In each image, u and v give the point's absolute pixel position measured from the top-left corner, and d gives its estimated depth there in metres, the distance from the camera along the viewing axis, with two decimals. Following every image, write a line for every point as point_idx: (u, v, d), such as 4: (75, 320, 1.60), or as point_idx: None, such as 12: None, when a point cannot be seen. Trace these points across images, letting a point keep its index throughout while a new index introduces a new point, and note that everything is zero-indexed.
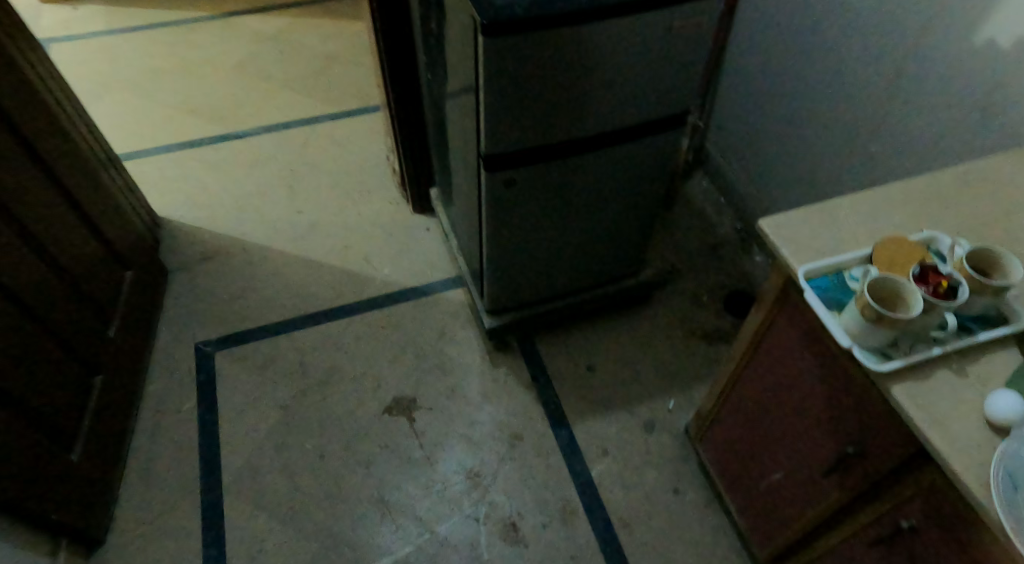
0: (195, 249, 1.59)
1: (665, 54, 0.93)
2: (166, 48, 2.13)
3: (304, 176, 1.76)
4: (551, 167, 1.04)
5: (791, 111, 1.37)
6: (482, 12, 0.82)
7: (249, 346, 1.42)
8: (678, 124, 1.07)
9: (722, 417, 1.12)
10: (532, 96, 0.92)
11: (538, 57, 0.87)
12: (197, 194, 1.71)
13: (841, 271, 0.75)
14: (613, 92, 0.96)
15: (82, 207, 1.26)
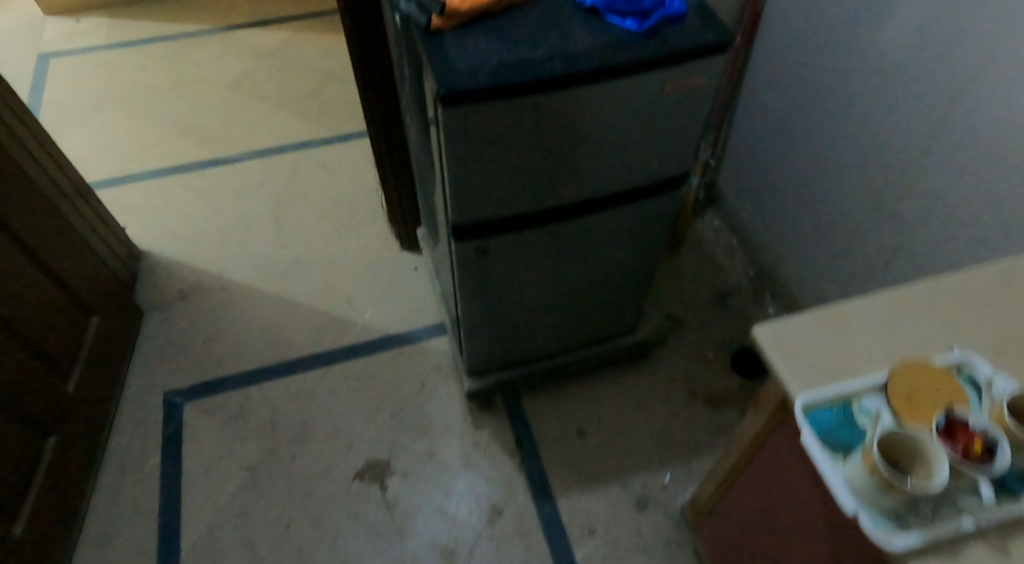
0: (173, 287, 1.51)
1: (656, 117, 0.81)
2: (163, 63, 2.07)
3: (290, 206, 1.67)
4: (528, 235, 0.92)
5: (816, 151, 1.24)
6: (439, 77, 0.71)
7: (220, 397, 1.34)
8: (674, 188, 0.94)
9: (719, 508, 1.00)
10: (502, 166, 0.81)
11: (508, 126, 0.76)
12: (180, 225, 1.64)
13: (849, 400, 0.62)
14: (597, 158, 0.84)
15: (40, 253, 1.18)
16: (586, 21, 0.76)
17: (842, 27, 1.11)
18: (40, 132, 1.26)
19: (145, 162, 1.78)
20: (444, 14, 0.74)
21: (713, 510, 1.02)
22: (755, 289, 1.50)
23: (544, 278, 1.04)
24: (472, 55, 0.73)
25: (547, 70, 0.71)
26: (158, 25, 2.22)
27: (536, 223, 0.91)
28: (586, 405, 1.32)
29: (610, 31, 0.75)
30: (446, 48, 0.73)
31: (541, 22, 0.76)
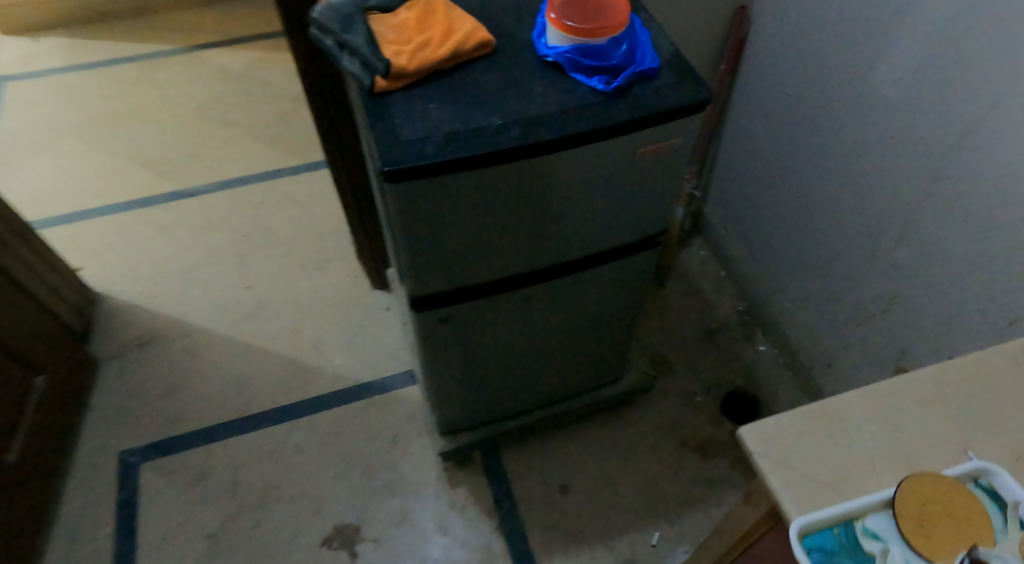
0: (131, 334, 1.43)
1: (630, 180, 0.74)
2: (122, 88, 1.97)
3: (255, 242, 1.59)
4: (495, 301, 0.85)
5: (812, 182, 1.18)
6: (383, 150, 0.63)
7: (179, 457, 1.26)
8: (652, 246, 0.87)
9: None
10: (460, 238, 0.73)
11: (465, 197, 0.68)
12: (138, 265, 1.55)
13: (853, 519, 0.55)
14: (567, 221, 0.76)
15: None
16: (549, 79, 0.68)
17: (841, 55, 1.04)
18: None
19: (102, 196, 1.68)
20: (390, 75, 0.66)
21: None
22: (745, 324, 1.43)
23: (516, 338, 0.96)
24: (420, 121, 0.64)
25: (505, 139, 0.64)
26: (117, 45, 2.12)
27: (503, 288, 0.83)
28: (568, 457, 1.24)
29: (575, 89, 0.67)
30: (391, 113, 0.65)
31: (500, 80, 0.68)
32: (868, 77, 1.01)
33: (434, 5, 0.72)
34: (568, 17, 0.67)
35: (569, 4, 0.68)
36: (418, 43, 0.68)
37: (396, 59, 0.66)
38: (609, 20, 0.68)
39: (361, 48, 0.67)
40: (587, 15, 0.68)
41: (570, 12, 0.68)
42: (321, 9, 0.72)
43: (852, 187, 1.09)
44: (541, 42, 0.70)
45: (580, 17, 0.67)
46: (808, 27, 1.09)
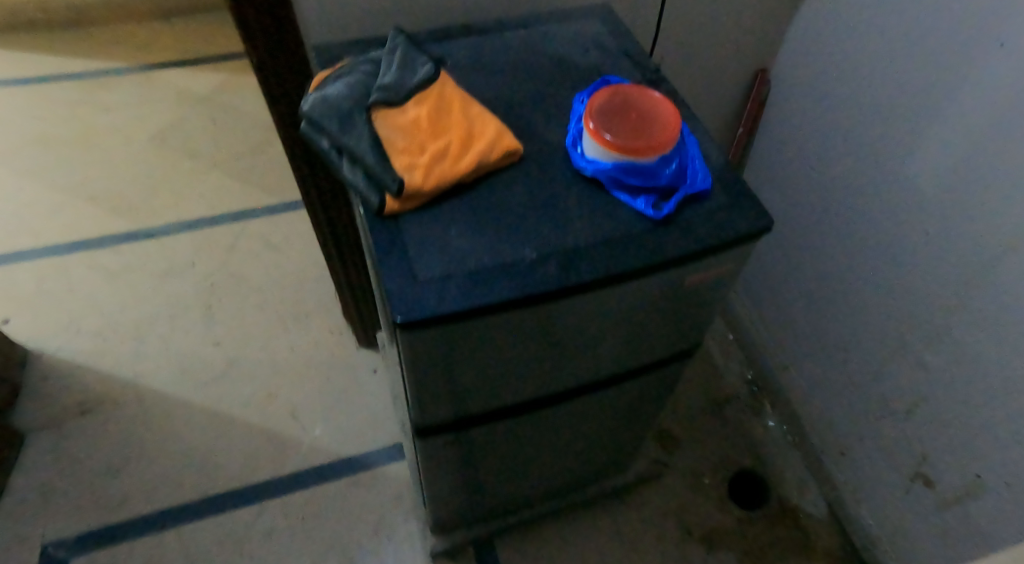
0: (72, 398, 1.30)
1: (672, 305, 0.64)
2: (70, 109, 1.82)
3: (224, 292, 1.46)
4: (508, 423, 0.75)
5: (832, 262, 1.10)
6: (395, 294, 0.52)
7: (126, 546, 1.14)
8: (685, 358, 0.78)
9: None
10: (477, 371, 0.63)
11: (488, 336, 0.58)
12: (84, 317, 1.42)
13: None
14: (600, 346, 0.67)
15: None
16: (587, 198, 0.58)
17: (871, 137, 0.97)
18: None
19: (40, 235, 1.54)
20: (403, 195, 0.55)
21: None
22: (754, 395, 1.36)
23: (525, 444, 0.87)
24: (438, 254, 0.54)
25: (541, 282, 0.53)
26: (63, 59, 1.96)
27: (519, 412, 0.73)
28: (567, 547, 1.15)
29: (617, 213, 0.57)
30: (402, 241, 0.55)
31: (529, 199, 0.58)
32: (902, 169, 0.93)
33: (451, 101, 0.62)
34: (609, 131, 0.57)
35: (609, 114, 0.58)
36: (434, 153, 0.57)
37: (409, 173, 0.56)
38: (657, 134, 0.57)
39: (368, 158, 0.57)
40: (631, 128, 0.57)
41: (609, 125, 0.57)
42: (318, 103, 0.61)
43: (876, 277, 1.01)
44: (577, 152, 0.60)
45: (623, 131, 0.57)
46: (840, 101, 1.01)
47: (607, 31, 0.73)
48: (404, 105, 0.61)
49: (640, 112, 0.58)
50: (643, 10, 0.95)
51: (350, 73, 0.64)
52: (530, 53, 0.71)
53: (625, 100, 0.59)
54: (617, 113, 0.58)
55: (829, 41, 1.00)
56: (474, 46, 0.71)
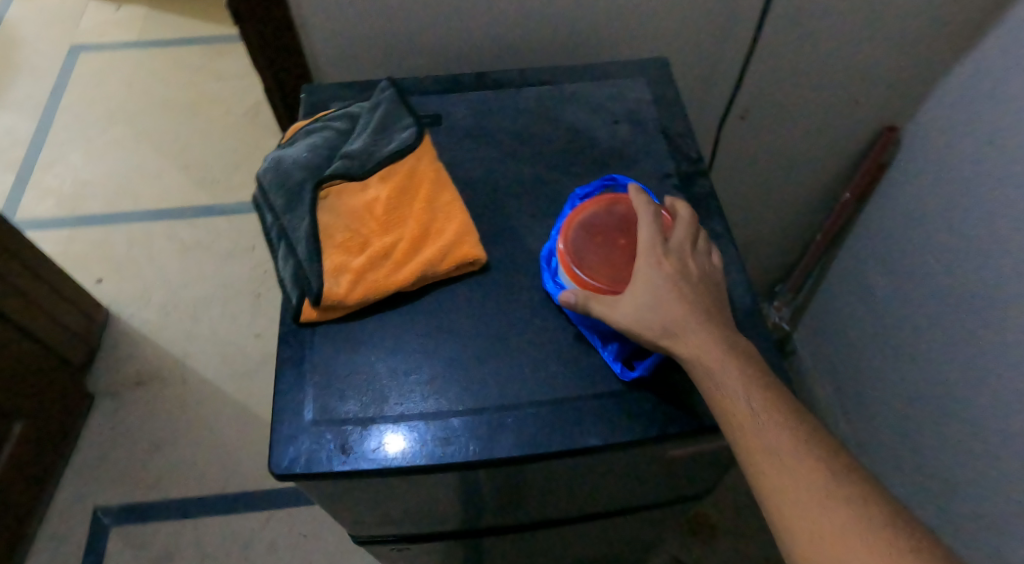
0: (132, 369, 1.36)
1: (643, 466, 0.55)
2: (187, 75, 1.88)
3: (274, 283, 1.47)
4: (460, 539, 0.69)
5: (912, 383, 0.88)
6: (286, 432, 0.44)
7: (150, 528, 1.18)
8: (669, 503, 0.68)
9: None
10: (406, 505, 0.57)
11: (407, 482, 0.49)
12: (155, 288, 1.46)
13: None
14: (554, 494, 0.59)
15: None
16: (551, 340, 0.47)
17: (976, 247, 0.75)
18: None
19: (140, 199, 1.60)
20: (322, 301, 0.46)
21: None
22: None
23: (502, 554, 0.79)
24: (350, 386, 0.45)
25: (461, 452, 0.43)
26: (191, 23, 2.02)
27: (477, 532, 0.68)
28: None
29: (581, 364, 0.46)
30: (310, 361, 0.46)
31: (480, 328, 0.47)
32: (1011, 307, 0.70)
33: (419, 183, 0.51)
34: (580, 255, 0.47)
35: (592, 232, 0.48)
36: (373, 255, 0.48)
37: (335, 280, 0.47)
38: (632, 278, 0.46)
39: (300, 247, 0.48)
40: (607, 261, 0.47)
41: (584, 247, 0.47)
42: (270, 166, 0.53)
43: (959, 423, 0.79)
44: (550, 271, 0.49)
45: (596, 260, 0.47)
46: (952, 195, 0.78)
47: (649, 98, 0.59)
48: (363, 181, 0.51)
49: (631, 241, 0.47)
50: (726, 56, 0.78)
51: (319, 130, 0.55)
52: (541, 117, 0.58)
53: (621, 219, 0.48)
54: (603, 233, 0.48)
55: (952, 115, 0.78)
56: (481, 103, 0.58)
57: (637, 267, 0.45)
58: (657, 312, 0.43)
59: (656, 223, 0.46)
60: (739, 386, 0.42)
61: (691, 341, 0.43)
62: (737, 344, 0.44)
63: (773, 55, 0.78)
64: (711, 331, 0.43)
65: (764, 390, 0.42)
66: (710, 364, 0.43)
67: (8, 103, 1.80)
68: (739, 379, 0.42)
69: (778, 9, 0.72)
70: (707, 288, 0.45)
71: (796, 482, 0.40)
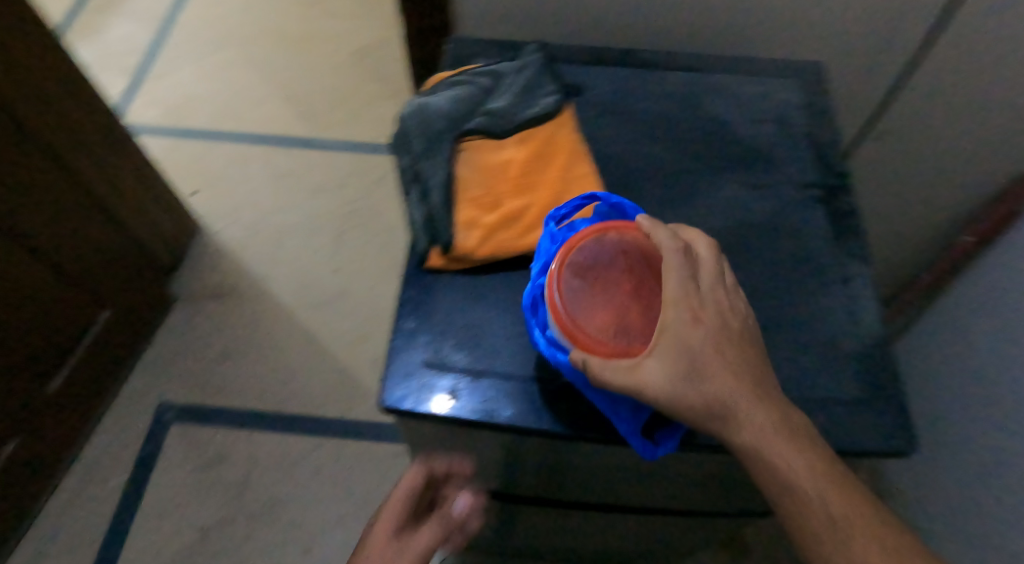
0: (211, 280, 1.42)
1: (722, 472, 0.55)
2: (300, 7, 1.92)
3: (358, 223, 1.50)
4: (516, 504, 0.71)
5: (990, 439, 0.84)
6: (394, 377, 0.46)
7: (206, 431, 1.24)
8: (728, 514, 0.68)
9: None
10: (481, 461, 0.59)
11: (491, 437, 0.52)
12: (244, 209, 1.52)
13: None
14: (623, 481, 0.59)
15: (68, 252, 1.08)
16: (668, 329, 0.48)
17: None
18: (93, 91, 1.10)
19: (240, 121, 1.65)
20: (452, 252, 0.48)
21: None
22: None
23: (546, 527, 0.81)
24: (461, 336, 0.47)
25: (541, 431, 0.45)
26: None
27: (534, 501, 0.69)
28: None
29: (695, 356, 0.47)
30: (433, 305, 0.49)
31: None
32: None
33: (557, 150, 0.52)
34: (574, 304, 0.44)
35: (581, 273, 0.45)
36: (507, 214, 0.49)
37: (467, 234, 0.48)
38: (638, 328, 0.44)
39: (434, 195, 0.50)
40: (608, 309, 0.45)
41: (577, 292, 0.44)
42: (410, 108, 0.54)
43: None
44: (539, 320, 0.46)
45: (593, 308, 0.44)
46: None
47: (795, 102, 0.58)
48: (502, 139, 0.52)
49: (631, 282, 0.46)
50: (874, 68, 0.75)
51: (465, 83, 0.55)
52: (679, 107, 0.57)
53: (611, 252, 0.46)
54: (593, 271, 0.45)
55: None
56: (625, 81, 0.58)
57: (668, 332, 0.43)
58: (702, 390, 0.43)
59: (683, 267, 0.45)
60: (800, 468, 0.43)
61: (739, 416, 0.43)
62: (790, 420, 0.44)
63: (919, 76, 0.75)
64: (767, 409, 0.43)
65: (822, 470, 0.43)
66: (769, 445, 0.43)
67: (130, 11, 1.87)
68: (801, 460, 0.43)
69: (939, 30, 0.69)
70: (747, 351, 0.45)
71: (857, 534, 0.43)
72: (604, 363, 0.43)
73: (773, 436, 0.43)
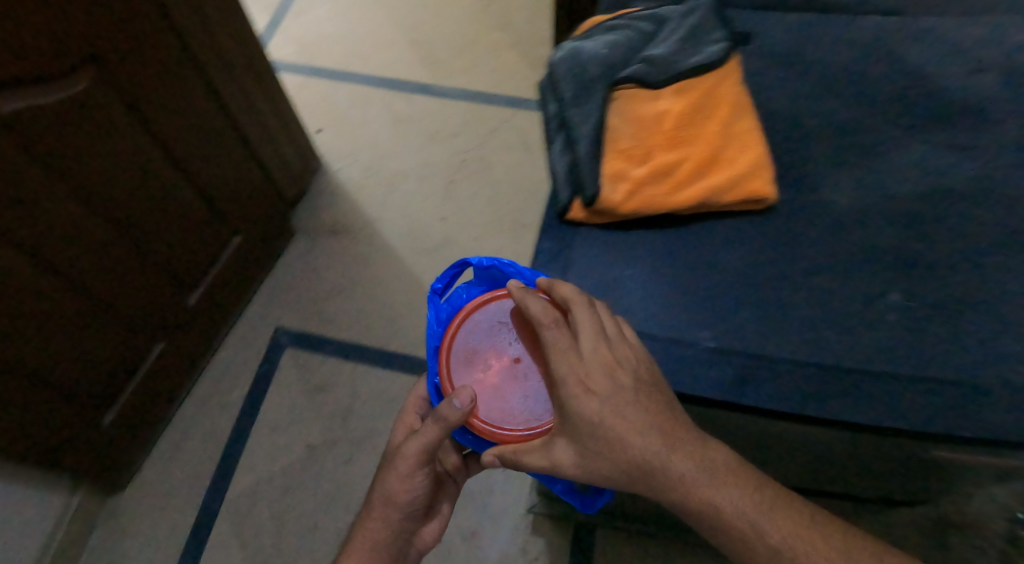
0: (330, 216, 1.48)
1: None
2: None
3: (470, 173, 1.52)
4: None
5: None
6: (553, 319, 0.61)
7: (317, 358, 1.32)
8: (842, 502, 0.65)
9: (406, 458, 0.70)
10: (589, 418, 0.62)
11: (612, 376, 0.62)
12: (364, 150, 1.57)
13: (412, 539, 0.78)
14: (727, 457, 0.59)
15: (209, 180, 1.15)
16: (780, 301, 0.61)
17: None
18: (238, 26, 1.14)
19: (367, 63, 1.69)
20: (594, 206, 0.56)
21: (410, 522, 0.75)
22: None
23: None
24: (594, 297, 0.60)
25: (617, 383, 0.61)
26: None
27: None
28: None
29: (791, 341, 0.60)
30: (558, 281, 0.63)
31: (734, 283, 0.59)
32: None
33: (716, 106, 0.59)
34: (484, 395, 0.67)
35: (481, 368, 0.68)
36: (654, 170, 0.57)
37: (613, 189, 0.57)
38: (527, 398, 0.67)
39: (583, 148, 0.58)
40: (503, 392, 0.67)
41: (482, 384, 0.67)
42: (569, 62, 0.62)
43: None
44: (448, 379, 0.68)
45: (495, 396, 0.67)
46: None
47: None
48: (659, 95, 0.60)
49: (510, 366, 0.68)
50: None
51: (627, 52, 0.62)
52: None
53: (491, 342, 0.69)
54: (486, 362, 0.68)
55: None
56: None
57: (575, 425, 0.60)
58: (620, 459, 0.59)
59: (562, 342, 0.61)
60: (722, 501, 0.57)
61: (653, 467, 0.58)
62: (698, 457, 0.58)
63: None
64: (683, 459, 0.58)
65: (741, 493, 0.58)
66: (693, 489, 0.58)
67: None
68: (726, 497, 0.57)
69: None
70: (647, 410, 0.59)
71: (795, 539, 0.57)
72: (528, 453, 0.63)
73: (686, 477, 0.58)
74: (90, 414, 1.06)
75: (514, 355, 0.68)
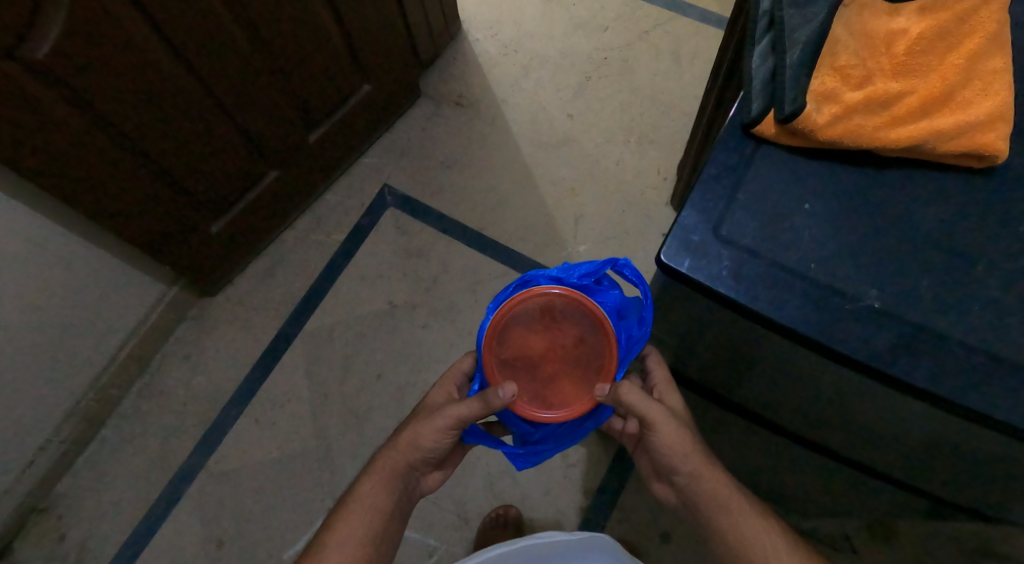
0: (457, 86, 1.45)
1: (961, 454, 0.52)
2: None
3: (609, 73, 1.43)
4: (730, 406, 0.75)
5: None
6: (680, 248, 0.52)
7: (415, 224, 1.33)
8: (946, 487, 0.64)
9: (448, 413, 0.66)
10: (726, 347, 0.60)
11: (730, 319, 0.54)
12: (506, 25, 1.50)
13: (414, 497, 0.74)
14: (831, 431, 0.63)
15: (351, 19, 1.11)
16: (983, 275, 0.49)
17: None
18: None
19: None
20: (789, 123, 0.52)
21: (421, 466, 0.73)
22: None
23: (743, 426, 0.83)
24: (756, 223, 0.52)
25: (735, 324, 0.55)
26: None
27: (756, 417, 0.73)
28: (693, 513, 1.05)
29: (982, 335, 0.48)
30: (702, 189, 0.53)
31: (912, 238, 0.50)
32: None
33: (968, 34, 0.51)
34: (516, 324, 0.63)
35: (544, 328, 0.63)
36: (870, 97, 0.51)
37: (818, 109, 0.52)
38: (525, 370, 0.63)
39: (792, 55, 0.54)
40: (524, 360, 0.63)
41: (524, 323, 0.63)
42: None
43: None
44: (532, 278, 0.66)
45: (518, 336, 0.63)
46: None
47: None
48: (901, 9, 0.52)
49: (550, 352, 0.63)
50: None
51: None
52: None
53: (566, 323, 0.63)
54: (546, 321, 0.63)
55: None
56: None
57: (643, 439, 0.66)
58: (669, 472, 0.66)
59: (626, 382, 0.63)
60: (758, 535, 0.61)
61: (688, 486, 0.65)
62: (723, 490, 0.63)
63: None
64: (711, 484, 0.64)
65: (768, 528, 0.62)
66: (716, 512, 0.63)
67: None
68: (752, 522, 0.62)
69: None
70: (686, 443, 0.64)
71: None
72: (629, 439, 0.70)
73: (714, 501, 0.63)
74: (202, 217, 1.12)
75: (555, 346, 0.63)
